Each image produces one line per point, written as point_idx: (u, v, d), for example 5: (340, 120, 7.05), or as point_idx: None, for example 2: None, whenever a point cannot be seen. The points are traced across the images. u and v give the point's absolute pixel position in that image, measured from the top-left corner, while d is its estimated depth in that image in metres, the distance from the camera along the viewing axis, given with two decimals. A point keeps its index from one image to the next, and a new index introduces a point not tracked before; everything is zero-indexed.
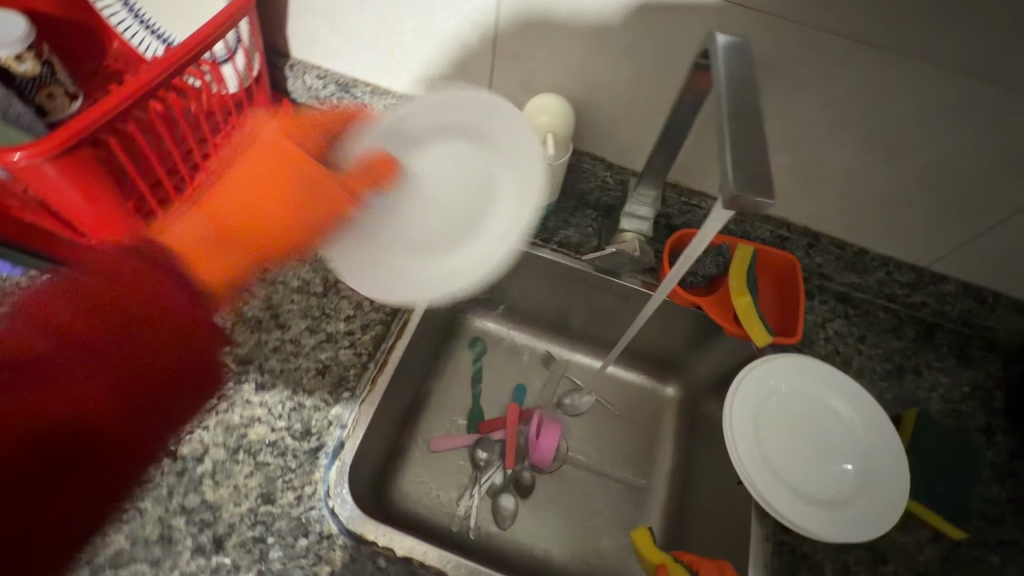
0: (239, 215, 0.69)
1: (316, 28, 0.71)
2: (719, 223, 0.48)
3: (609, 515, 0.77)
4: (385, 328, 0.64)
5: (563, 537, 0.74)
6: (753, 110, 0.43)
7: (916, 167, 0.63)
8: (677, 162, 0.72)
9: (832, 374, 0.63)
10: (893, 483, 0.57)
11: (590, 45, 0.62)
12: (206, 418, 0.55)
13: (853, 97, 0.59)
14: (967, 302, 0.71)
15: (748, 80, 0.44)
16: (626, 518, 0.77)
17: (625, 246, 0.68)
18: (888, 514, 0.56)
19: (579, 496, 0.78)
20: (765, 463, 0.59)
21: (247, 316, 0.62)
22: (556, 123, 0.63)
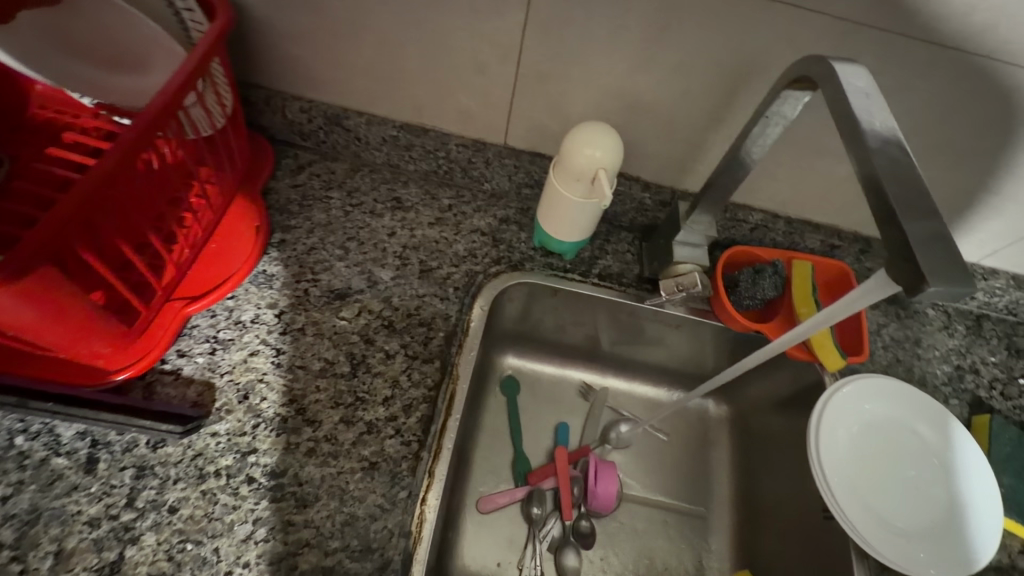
0: (235, 289, 0.59)
1: (295, 55, 0.60)
2: (876, 295, 0.39)
3: (676, 553, 0.73)
4: (431, 405, 0.56)
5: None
6: (896, 158, 0.35)
7: (985, 174, 0.57)
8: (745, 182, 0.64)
9: (906, 393, 0.61)
10: (988, 506, 0.55)
11: (630, 60, 0.53)
12: (245, 553, 0.47)
13: (930, 105, 0.52)
14: (1016, 292, 0.70)
15: (871, 117, 0.37)
16: (695, 553, 0.73)
17: (684, 279, 0.62)
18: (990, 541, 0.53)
19: (644, 536, 0.73)
20: (858, 500, 0.56)
21: (268, 416, 0.53)
22: (605, 158, 0.52)
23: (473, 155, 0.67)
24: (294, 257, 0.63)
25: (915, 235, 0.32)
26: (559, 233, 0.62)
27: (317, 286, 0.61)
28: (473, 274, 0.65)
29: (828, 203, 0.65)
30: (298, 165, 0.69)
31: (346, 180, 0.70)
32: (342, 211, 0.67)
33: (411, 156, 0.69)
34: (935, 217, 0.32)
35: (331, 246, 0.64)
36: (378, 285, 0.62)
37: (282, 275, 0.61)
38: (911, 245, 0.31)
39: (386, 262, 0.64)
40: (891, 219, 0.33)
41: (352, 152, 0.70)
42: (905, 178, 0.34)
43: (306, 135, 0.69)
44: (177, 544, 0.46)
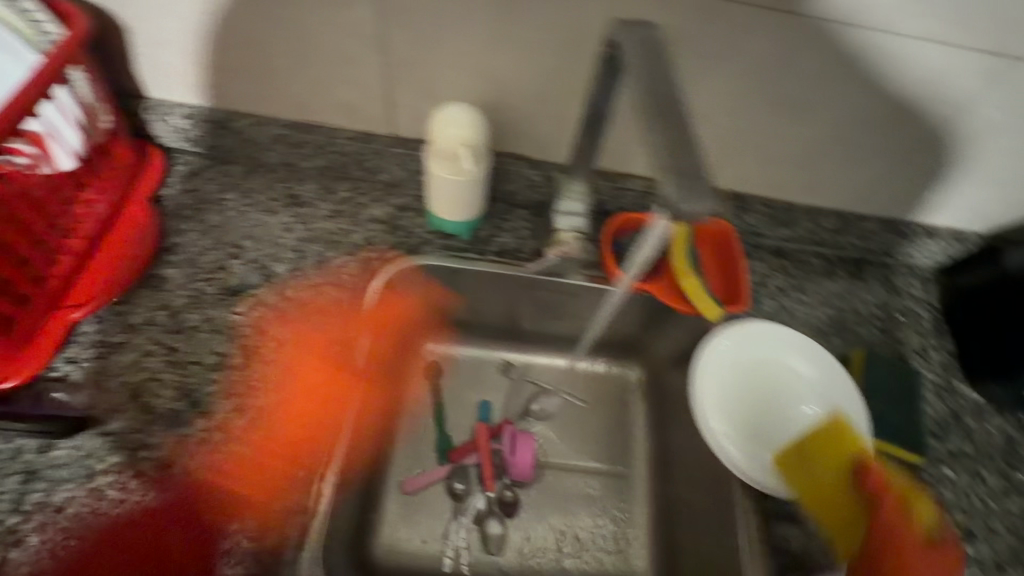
0: (125, 295, 0.60)
1: (173, 61, 0.62)
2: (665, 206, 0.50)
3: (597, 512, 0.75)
4: (327, 387, 0.58)
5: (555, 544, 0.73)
6: None
7: (825, 123, 0.64)
8: (606, 150, 0.69)
9: (785, 334, 0.65)
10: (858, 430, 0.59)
11: (486, 40, 0.57)
12: (137, 543, 0.48)
13: (754, 63, 0.59)
14: (887, 235, 0.75)
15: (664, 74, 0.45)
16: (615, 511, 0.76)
17: (567, 248, 0.66)
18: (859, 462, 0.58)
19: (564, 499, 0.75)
20: (738, 436, 0.60)
21: (160, 412, 0.54)
22: (465, 134, 0.55)
23: (363, 148, 0.69)
24: (188, 259, 0.64)
25: None
26: (446, 213, 0.64)
27: (212, 284, 0.62)
28: (370, 261, 0.67)
29: None
30: (191, 171, 0.71)
31: (241, 182, 0.71)
32: (237, 211, 0.68)
33: (303, 154, 0.70)
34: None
35: (225, 246, 0.65)
36: (274, 279, 0.64)
37: (175, 277, 0.62)
38: None
39: (282, 257, 0.66)
40: None
41: (245, 154, 0.71)
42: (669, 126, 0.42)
43: (197, 141, 0.70)
44: (62, 541, 0.47)
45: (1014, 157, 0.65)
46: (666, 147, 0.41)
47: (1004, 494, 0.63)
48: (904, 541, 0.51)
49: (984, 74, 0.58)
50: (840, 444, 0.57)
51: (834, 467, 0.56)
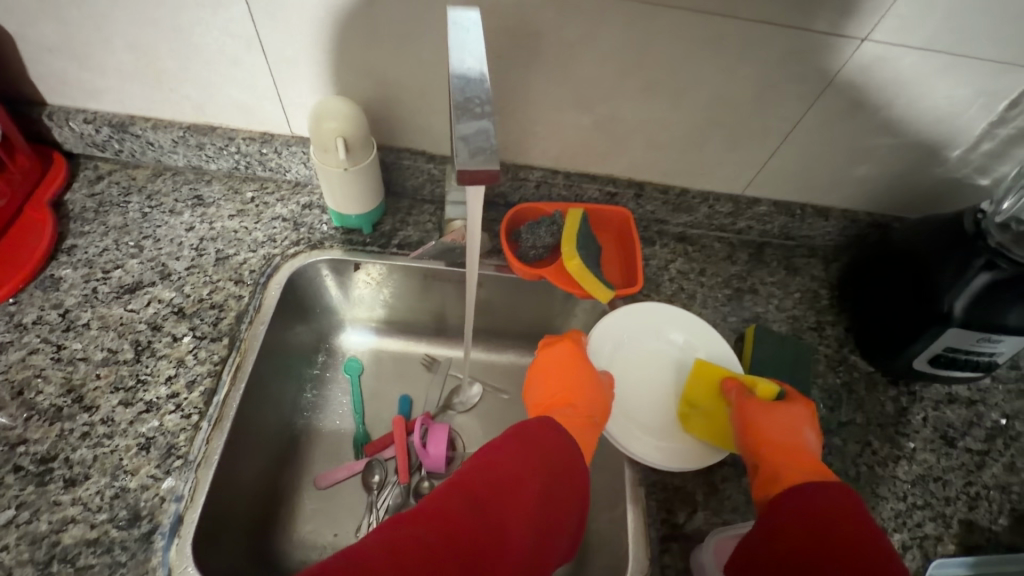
0: (17, 295, 0.61)
1: (62, 67, 0.63)
2: (479, 203, 0.47)
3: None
4: (216, 379, 0.58)
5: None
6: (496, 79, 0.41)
7: (700, 105, 0.65)
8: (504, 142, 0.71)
9: (669, 317, 0.68)
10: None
11: (360, 38, 0.59)
12: (5, 536, 0.48)
13: (620, 44, 0.58)
14: (782, 217, 0.77)
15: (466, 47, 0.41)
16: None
17: (456, 235, 0.68)
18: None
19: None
20: (624, 416, 0.62)
21: (42, 408, 0.54)
22: (345, 127, 0.58)
23: (263, 147, 0.71)
24: (85, 260, 0.65)
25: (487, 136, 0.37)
26: (344, 207, 0.67)
27: (107, 283, 0.63)
28: (271, 257, 0.69)
29: (591, 153, 0.71)
30: (97, 176, 0.72)
31: (147, 185, 0.72)
32: (140, 213, 0.70)
33: (207, 156, 0.72)
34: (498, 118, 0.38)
35: (124, 247, 0.66)
36: (171, 276, 0.65)
37: (71, 278, 0.63)
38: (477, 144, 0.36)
39: (181, 255, 0.67)
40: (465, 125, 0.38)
41: (151, 158, 0.73)
42: (475, 99, 0.39)
43: (101, 146, 0.71)
44: None
45: (887, 130, 0.66)
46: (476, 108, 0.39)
47: (894, 461, 0.64)
48: (772, 423, 0.54)
49: (840, 49, 0.58)
50: (703, 372, 0.62)
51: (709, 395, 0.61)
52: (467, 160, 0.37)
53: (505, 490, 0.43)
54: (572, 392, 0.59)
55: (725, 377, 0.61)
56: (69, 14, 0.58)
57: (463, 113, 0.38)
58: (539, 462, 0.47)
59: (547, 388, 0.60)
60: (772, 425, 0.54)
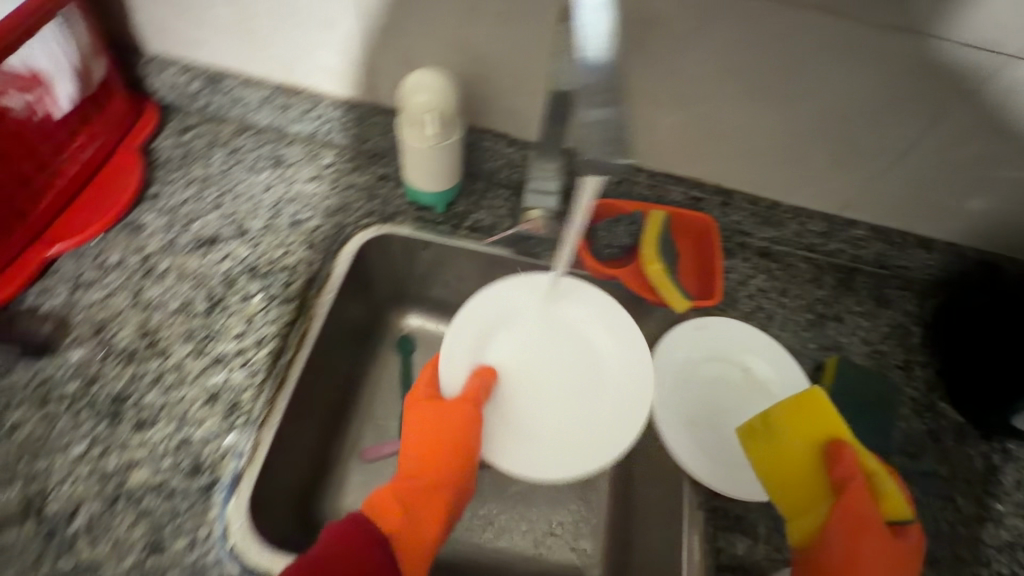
0: (103, 235, 0.62)
1: (165, 16, 0.64)
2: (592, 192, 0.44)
3: None
4: (283, 341, 0.59)
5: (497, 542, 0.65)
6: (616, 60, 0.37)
7: (811, 115, 0.60)
8: None
9: (735, 330, 0.65)
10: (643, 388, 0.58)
11: (462, 10, 0.57)
12: (76, 469, 0.49)
13: (736, 41, 0.55)
14: (879, 243, 0.72)
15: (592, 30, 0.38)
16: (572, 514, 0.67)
17: (534, 225, 0.65)
18: (616, 436, 0.56)
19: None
20: (525, 423, 0.58)
21: (118, 348, 0.56)
22: (437, 102, 0.55)
23: (347, 114, 0.70)
24: (168, 208, 0.66)
25: None
26: (419, 183, 0.65)
27: (187, 234, 0.64)
28: (344, 226, 0.68)
29: (682, 155, 0.68)
30: (184, 126, 0.73)
31: (230, 140, 0.73)
32: (222, 167, 0.70)
33: (291, 118, 0.72)
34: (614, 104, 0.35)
35: (205, 199, 0.67)
36: (247, 234, 0.65)
37: (153, 224, 0.64)
38: None
39: (258, 215, 0.67)
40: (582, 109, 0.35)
41: (237, 114, 0.73)
42: (600, 85, 0.36)
43: (191, 98, 0.72)
44: (14, 460, 0.49)
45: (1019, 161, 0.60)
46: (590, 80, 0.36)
47: (979, 523, 0.59)
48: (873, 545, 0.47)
49: (982, 68, 0.52)
50: (821, 415, 0.53)
51: (804, 450, 0.53)
52: None
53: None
54: (456, 431, 0.55)
55: (836, 430, 0.53)
56: None
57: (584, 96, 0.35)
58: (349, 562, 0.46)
59: (418, 419, 0.57)
60: (870, 555, 0.47)
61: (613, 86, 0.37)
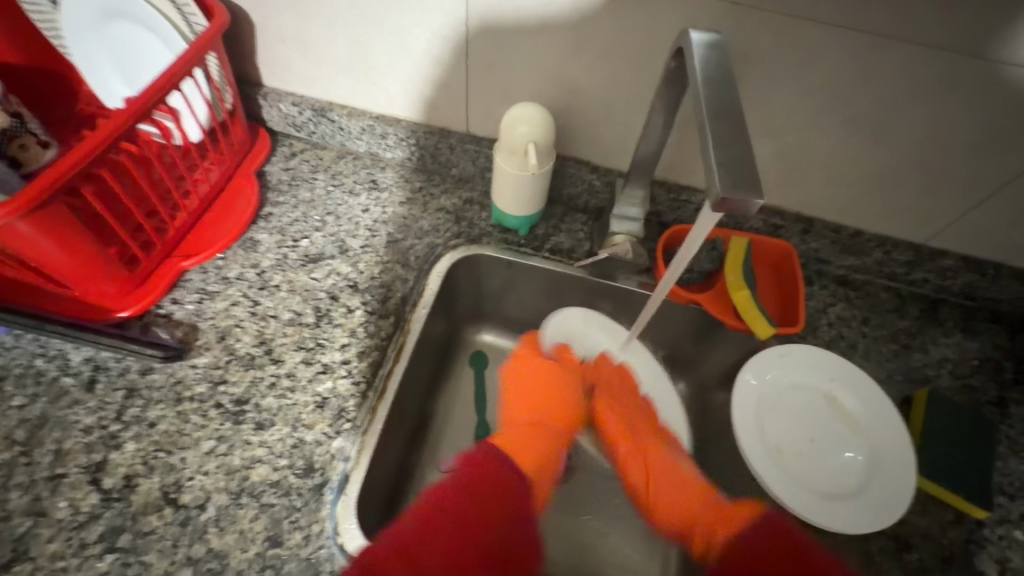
0: (224, 250, 0.69)
1: (286, 54, 0.71)
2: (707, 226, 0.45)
3: (638, 529, 0.70)
4: (382, 353, 0.63)
5: (573, 558, 0.67)
6: (732, 103, 0.40)
7: (903, 147, 0.60)
8: (664, 160, 0.69)
9: (818, 357, 0.65)
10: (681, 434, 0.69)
11: (562, 49, 0.61)
12: (207, 463, 0.54)
13: (833, 77, 0.56)
14: (969, 275, 0.70)
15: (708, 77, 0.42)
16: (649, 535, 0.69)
17: (618, 249, 0.68)
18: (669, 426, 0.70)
19: (606, 508, 0.71)
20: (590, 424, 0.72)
21: (239, 354, 0.61)
22: (535, 133, 0.59)
23: (440, 141, 0.75)
24: (279, 227, 0.72)
25: (724, 160, 0.36)
26: (508, 207, 0.69)
27: (296, 251, 0.70)
28: (434, 246, 0.73)
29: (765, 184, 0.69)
30: (291, 152, 0.80)
31: (331, 165, 0.79)
32: (325, 190, 0.76)
33: (387, 145, 0.78)
34: (743, 144, 0.38)
35: (311, 220, 0.73)
36: (348, 252, 0.71)
37: (266, 242, 0.71)
38: (724, 168, 0.36)
39: (357, 234, 0.73)
40: (706, 147, 0.38)
41: (337, 141, 0.80)
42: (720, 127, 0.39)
43: (299, 126, 0.79)
44: (152, 452, 0.54)
45: None
46: (712, 120, 0.39)
47: None
48: (662, 487, 0.61)
49: None
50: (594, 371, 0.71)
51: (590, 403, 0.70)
52: (732, 188, 0.35)
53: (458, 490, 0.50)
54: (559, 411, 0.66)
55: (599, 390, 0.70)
56: (305, 8, 0.65)
57: (708, 137, 0.38)
58: (486, 465, 0.52)
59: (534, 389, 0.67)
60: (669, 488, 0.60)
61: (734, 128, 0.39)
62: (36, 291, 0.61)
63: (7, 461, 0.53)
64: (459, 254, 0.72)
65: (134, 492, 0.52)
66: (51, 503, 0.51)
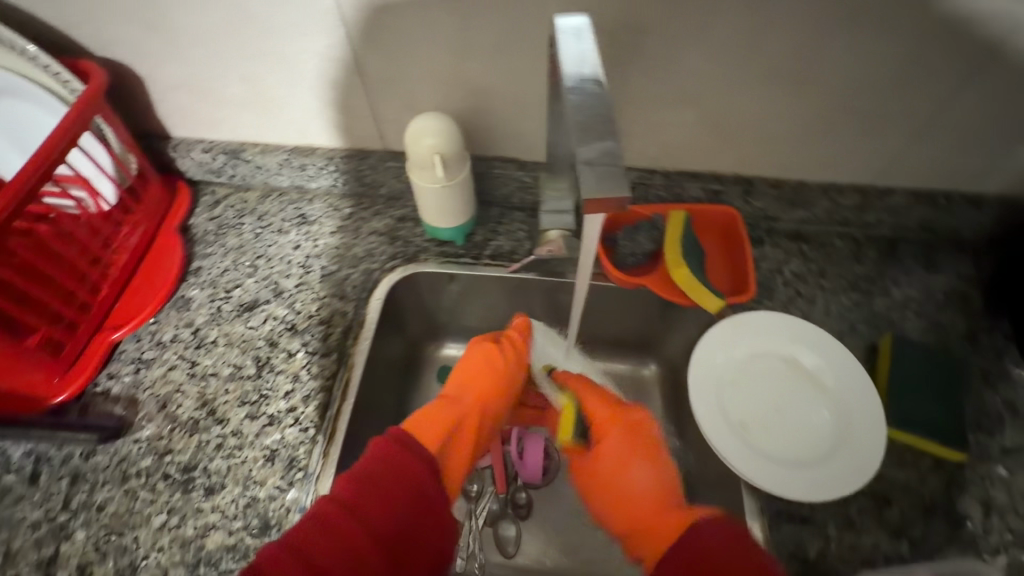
0: (156, 314, 0.67)
1: (184, 102, 0.69)
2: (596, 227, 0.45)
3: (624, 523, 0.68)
4: (328, 394, 0.61)
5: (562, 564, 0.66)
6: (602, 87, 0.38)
7: (822, 91, 0.58)
8: None
9: (775, 322, 0.62)
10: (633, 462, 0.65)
11: (454, 50, 0.58)
12: (160, 538, 0.53)
13: (734, 32, 0.53)
14: (920, 208, 0.67)
15: (572, 55, 0.39)
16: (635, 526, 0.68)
17: (551, 246, 0.65)
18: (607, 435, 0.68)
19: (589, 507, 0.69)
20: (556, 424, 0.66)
21: (182, 420, 0.60)
22: (442, 144, 0.57)
23: (360, 163, 0.73)
24: (210, 280, 0.70)
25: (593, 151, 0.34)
26: (437, 220, 0.67)
27: (229, 302, 0.68)
28: (371, 271, 0.71)
29: (694, 152, 0.66)
30: (215, 200, 0.78)
31: (258, 206, 0.77)
32: (253, 233, 0.74)
33: (309, 175, 0.75)
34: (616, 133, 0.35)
35: (242, 266, 0.71)
36: (283, 293, 0.69)
37: (199, 297, 0.69)
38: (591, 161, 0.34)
39: (291, 273, 0.70)
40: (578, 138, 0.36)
41: (259, 180, 0.77)
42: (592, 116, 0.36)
43: (218, 172, 0.77)
44: (103, 536, 0.53)
45: None
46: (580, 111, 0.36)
47: None
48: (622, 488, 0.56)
49: (1001, 25, 0.50)
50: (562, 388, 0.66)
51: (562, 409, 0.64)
52: (596, 187, 0.34)
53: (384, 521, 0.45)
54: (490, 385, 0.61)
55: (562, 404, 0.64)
56: (187, 53, 0.62)
57: (579, 130, 0.36)
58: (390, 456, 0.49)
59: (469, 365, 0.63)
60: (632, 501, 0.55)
61: (607, 115, 0.37)
62: None
63: None
64: (397, 276, 0.70)
65: None
66: None
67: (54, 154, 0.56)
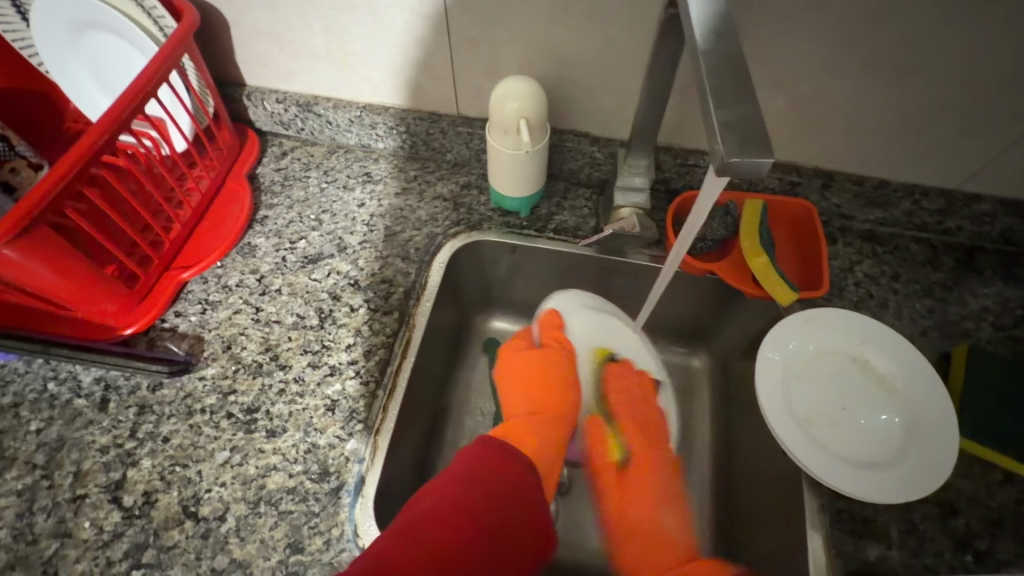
0: (223, 259, 0.68)
1: (264, 50, 0.68)
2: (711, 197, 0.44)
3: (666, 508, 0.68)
4: (389, 351, 0.61)
5: (603, 544, 0.66)
6: (729, 56, 0.37)
7: (927, 86, 0.55)
8: (666, 123, 0.65)
9: (846, 321, 0.61)
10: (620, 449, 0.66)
11: (548, 15, 0.57)
12: (223, 474, 0.54)
13: (846, 16, 0.51)
14: (1008, 218, 0.65)
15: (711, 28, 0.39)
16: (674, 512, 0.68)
17: (624, 223, 0.65)
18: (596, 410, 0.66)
19: None
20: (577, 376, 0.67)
21: (246, 363, 0.60)
22: (526, 108, 0.56)
23: (431, 126, 0.72)
24: (275, 230, 0.71)
25: (723, 118, 0.33)
26: (508, 188, 0.66)
27: (294, 253, 0.69)
28: (434, 235, 0.70)
29: (777, 140, 0.64)
30: (282, 152, 0.78)
31: (324, 161, 0.77)
32: (318, 187, 0.74)
33: (378, 135, 0.75)
34: (747, 100, 0.34)
35: (307, 220, 0.72)
36: (347, 249, 0.69)
37: (264, 246, 0.69)
38: (722, 129, 0.33)
39: (355, 230, 0.71)
40: (708, 104, 0.35)
41: (327, 136, 0.77)
42: (722, 85, 0.35)
43: (287, 124, 0.77)
44: (168, 466, 0.54)
45: None
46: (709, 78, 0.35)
47: None
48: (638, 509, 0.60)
49: None
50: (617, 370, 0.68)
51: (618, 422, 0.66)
52: (738, 149, 0.32)
53: (491, 513, 0.45)
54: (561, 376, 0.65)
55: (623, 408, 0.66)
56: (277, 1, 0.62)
57: (708, 97, 0.35)
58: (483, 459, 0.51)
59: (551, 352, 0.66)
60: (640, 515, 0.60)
61: (736, 83, 0.36)
62: (41, 315, 0.61)
63: (30, 485, 0.54)
64: (460, 242, 0.70)
65: (154, 507, 0.52)
66: (75, 523, 0.52)
67: (147, 87, 0.56)
